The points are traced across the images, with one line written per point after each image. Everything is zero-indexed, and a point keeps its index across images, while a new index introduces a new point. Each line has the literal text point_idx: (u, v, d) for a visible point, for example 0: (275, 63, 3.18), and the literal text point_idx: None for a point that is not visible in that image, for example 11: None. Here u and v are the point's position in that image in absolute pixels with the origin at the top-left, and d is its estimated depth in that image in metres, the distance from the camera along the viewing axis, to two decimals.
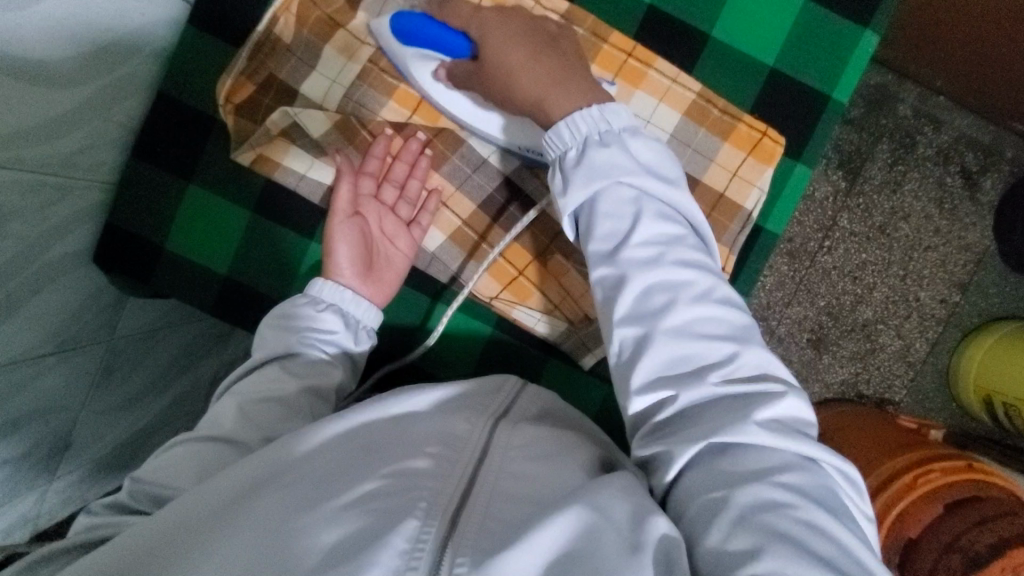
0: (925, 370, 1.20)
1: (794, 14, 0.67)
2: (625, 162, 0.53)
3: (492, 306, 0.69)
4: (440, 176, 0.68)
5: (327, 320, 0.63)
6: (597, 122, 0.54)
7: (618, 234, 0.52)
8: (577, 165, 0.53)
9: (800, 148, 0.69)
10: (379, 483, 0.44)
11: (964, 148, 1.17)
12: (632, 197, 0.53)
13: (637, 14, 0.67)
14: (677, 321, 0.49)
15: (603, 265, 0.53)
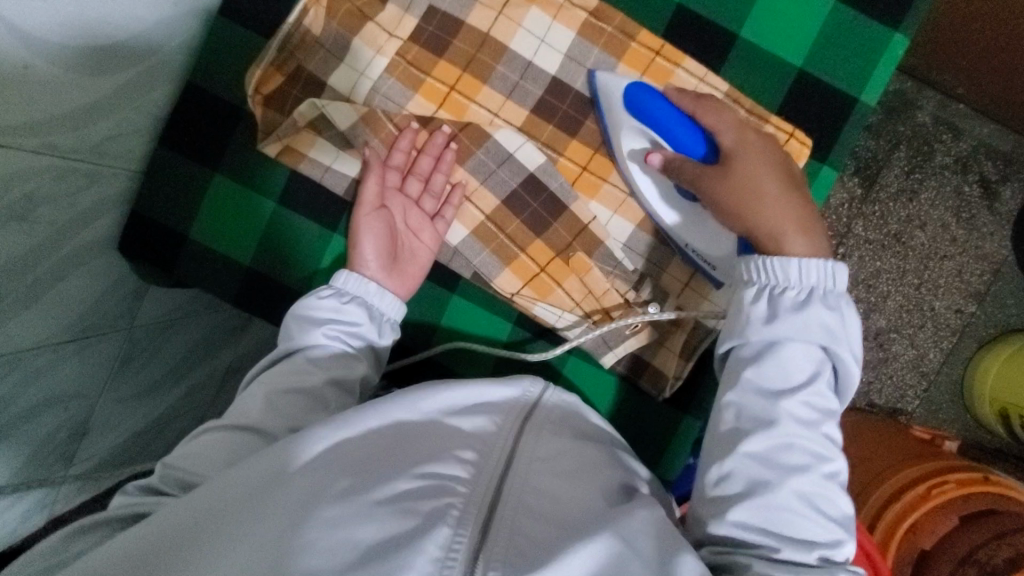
0: (939, 381, 1.19)
1: (822, 16, 0.66)
2: (834, 329, 0.55)
3: (513, 302, 0.68)
4: (464, 171, 0.68)
5: (350, 311, 0.63)
6: (824, 282, 0.56)
7: (791, 383, 0.54)
8: (794, 310, 0.55)
9: (826, 151, 0.68)
10: (412, 484, 0.45)
11: (984, 157, 1.16)
12: (815, 360, 0.55)
13: (664, 14, 0.67)
14: (808, 491, 0.52)
15: (756, 395, 0.54)
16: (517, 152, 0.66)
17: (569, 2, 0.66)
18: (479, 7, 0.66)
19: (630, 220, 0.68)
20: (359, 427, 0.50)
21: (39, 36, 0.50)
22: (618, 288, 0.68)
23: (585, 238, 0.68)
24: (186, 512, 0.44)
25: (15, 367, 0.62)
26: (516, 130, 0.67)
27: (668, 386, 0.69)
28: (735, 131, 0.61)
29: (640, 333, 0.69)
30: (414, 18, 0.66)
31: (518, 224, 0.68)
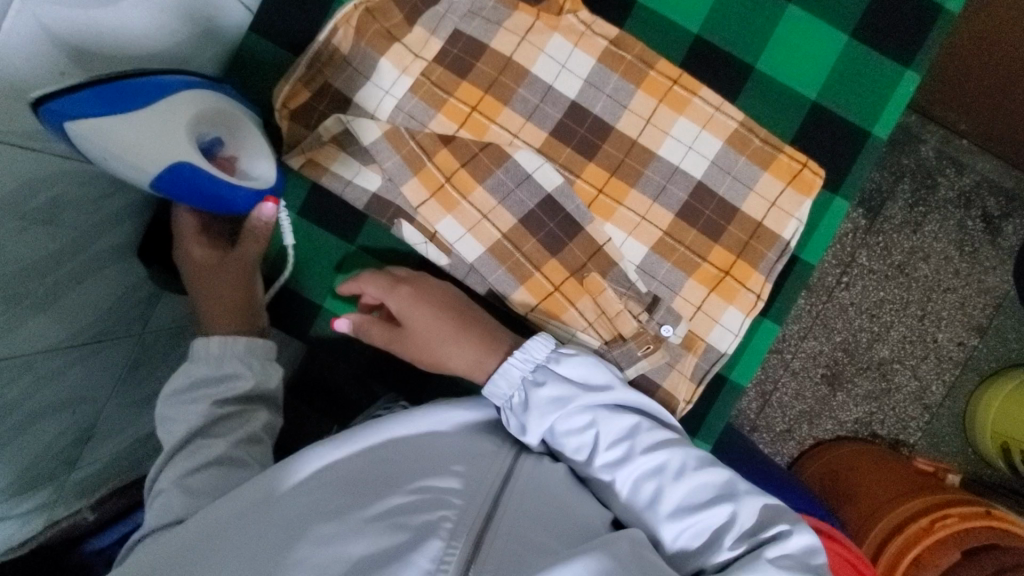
0: (940, 413, 1.19)
1: (837, 53, 0.68)
2: (564, 394, 0.59)
3: (526, 320, 0.69)
4: (483, 191, 0.68)
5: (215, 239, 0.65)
6: (523, 358, 0.60)
7: (588, 447, 0.59)
8: (525, 407, 0.59)
9: (838, 181, 0.69)
10: (408, 498, 0.50)
11: (985, 193, 1.17)
12: (581, 408, 0.59)
13: (684, 43, 0.69)
14: (685, 498, 0.56)
15: (590, 469, 0.60)
16: (535, 173, 0.68)
17: (591, 29, 0.68)
18: (503, 33, 0.68)
19: (645, 242, 0.69)
20: (356, 444, 0.54)
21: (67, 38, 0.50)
22: (630, 309, 0.68)
23: (599, 258, 0.69)
24: (211, 518, 0.49)
25: (30, 369, 0.63)
26: (535, 151, 0.68)
27: (679, 408, 0.69)
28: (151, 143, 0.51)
29: (653, 355, 0.68)
30: (439, 40, 0.67)
31: (534, 243, 0.69)
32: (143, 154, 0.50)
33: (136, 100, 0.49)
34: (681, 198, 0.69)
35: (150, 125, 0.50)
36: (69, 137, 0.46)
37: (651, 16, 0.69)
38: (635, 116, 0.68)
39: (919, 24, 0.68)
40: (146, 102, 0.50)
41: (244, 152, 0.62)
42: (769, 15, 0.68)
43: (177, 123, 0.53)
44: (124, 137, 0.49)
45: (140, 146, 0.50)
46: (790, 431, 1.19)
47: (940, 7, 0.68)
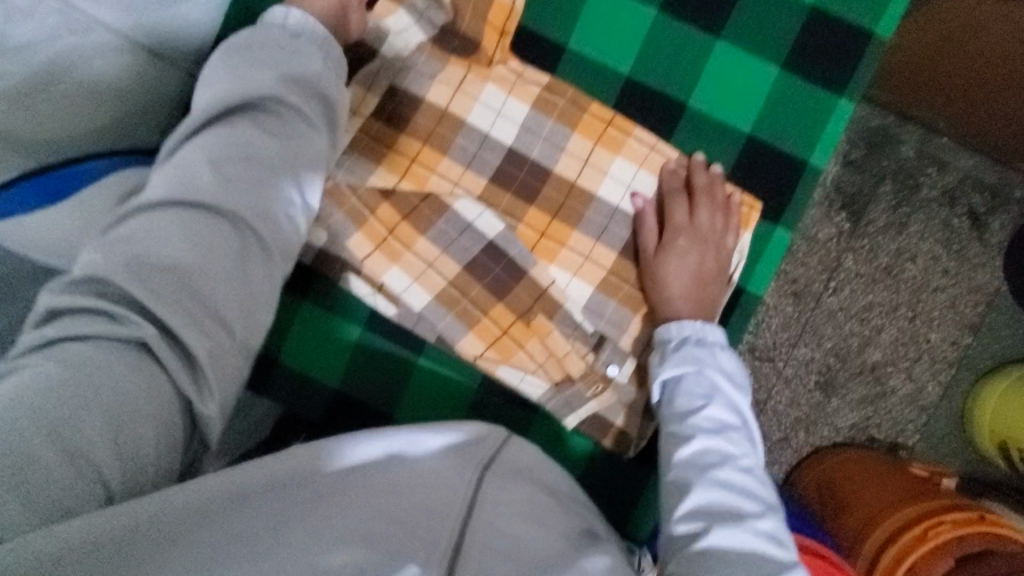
0: (937, 412, 1.13)
1: (768, 84, 0.69)
2: (714, 364, 0.63)
3: (477, 365, 0.70)
4: (425, 241, 0.69)
5: (270, 140, 0.52)
6: (701, 327, 0.65)
7: (692, 407, 0.61)
8: (678, 351, 0.64)
9: (780, 210, 0.70)
10: (390, 525, 0.43)
11: (969, 188, 1.11)
12: (715, 381, 0.62)
13: (616, 84, 0.70)
14: (725, 480, 0.55)
15: (673, 419, 0.61)
16: (476, 220, 0.69)
17: (523, 77, 0.69)
18: (437, 85, 0.69)
19: (590, 281, 0.70)
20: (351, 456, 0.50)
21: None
22: (578, 349, 0.69)
23: (545, 301, 0.69)
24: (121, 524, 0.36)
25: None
26: (475, 199, 0.69)
27: (632, 446, 0.69)
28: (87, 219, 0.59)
29: (601, 395, 0.69)
30: (376, 96, 0.69)
31: (480, 288, 0.69)
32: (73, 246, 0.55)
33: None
34: (622, 236, 0.70)
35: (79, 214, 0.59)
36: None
37: (582, 60, 0.70)
38: (572, 157, 0.69)
39: (849, 51, 0.69)
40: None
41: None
42: (698, 51, 0.69)
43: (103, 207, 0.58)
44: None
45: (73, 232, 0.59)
46: (786, 440, 1.13)
47: (869, 32, 0.69)
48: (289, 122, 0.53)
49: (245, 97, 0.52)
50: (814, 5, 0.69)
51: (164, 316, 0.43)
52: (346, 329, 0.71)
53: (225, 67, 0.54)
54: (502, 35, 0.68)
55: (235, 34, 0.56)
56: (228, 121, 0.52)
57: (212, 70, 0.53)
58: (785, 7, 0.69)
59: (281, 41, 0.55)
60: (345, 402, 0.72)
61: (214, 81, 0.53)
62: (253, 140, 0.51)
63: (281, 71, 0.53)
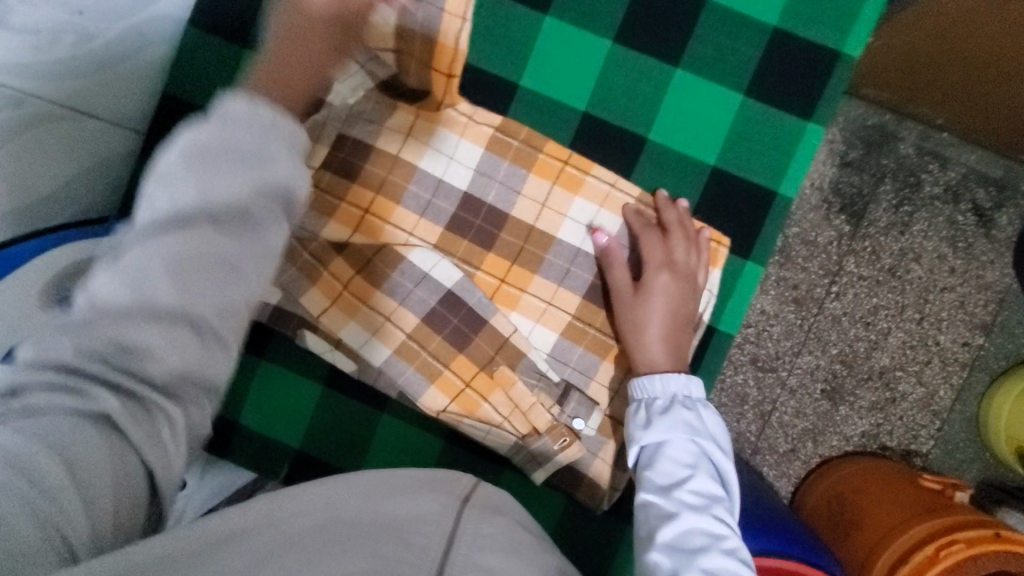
0: (953, 419, 1.01)
1: (731, 113, 0.66)
2: (702, 431, 0.58)
3: (441, 419, 0.67)
4: (381, 294, 0.67)
5: (228, 243, 0.36)
6: (685, 389, 0.60)
7: (675, 476, 0.55)
8: (663, 412, 0.59)
9: (750, 244, 0.66)
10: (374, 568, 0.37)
11: (974, 182, 0.99)
12: (698, 452, 0.57)
13: (571, 122, 0.67)
14: (711, 566, 0.48)
15: (654, 493, 0.55)
16: (432, 270, 0.66)
17: (473, 119, 0.67)
18: (386, 132, 0.67)
19: (553, 328, 0.67)
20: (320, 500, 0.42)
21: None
22: (543, 401, 0.66)
23: (507, 350, 0.67)
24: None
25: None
26: (431, 248, 0.67)
27: (605, 498, 0.66)
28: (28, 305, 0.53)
29: (569, 449, 0.65)
30: (324, 147, 0.67)
31: (440, 340, 0.67)
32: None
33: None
34: (586, 279, 0.67)
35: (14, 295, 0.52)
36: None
37: (535, 98, 0.67)
38: (529, 200, 0.67)
39: (816, 74, 0.65)
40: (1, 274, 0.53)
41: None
42: (655, 83, 0.66)
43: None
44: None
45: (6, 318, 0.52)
46: (793, 452, 1.01)
47: (837, 53, 0.65)
48: (258, 154, 0.36)
49: (198, 187, 0.36)
50: (775, 28, 0.65)
51: (124, 379, 0.35)
52: (307, 386, 0.70)
53: (188, 166, 0.36)
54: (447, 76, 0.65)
55: (182, 124, 0.36)
56: (201, 159, 0.35)
57: (176, 163, 0.35)
58: (746, 31, 0.65)
59: (234, 137, 0.36)
60: (311, 461, 0.70)
61: (166, 180, 0.36)
62: (211, 247, 0.36)
63: (242, 158, 0.36)
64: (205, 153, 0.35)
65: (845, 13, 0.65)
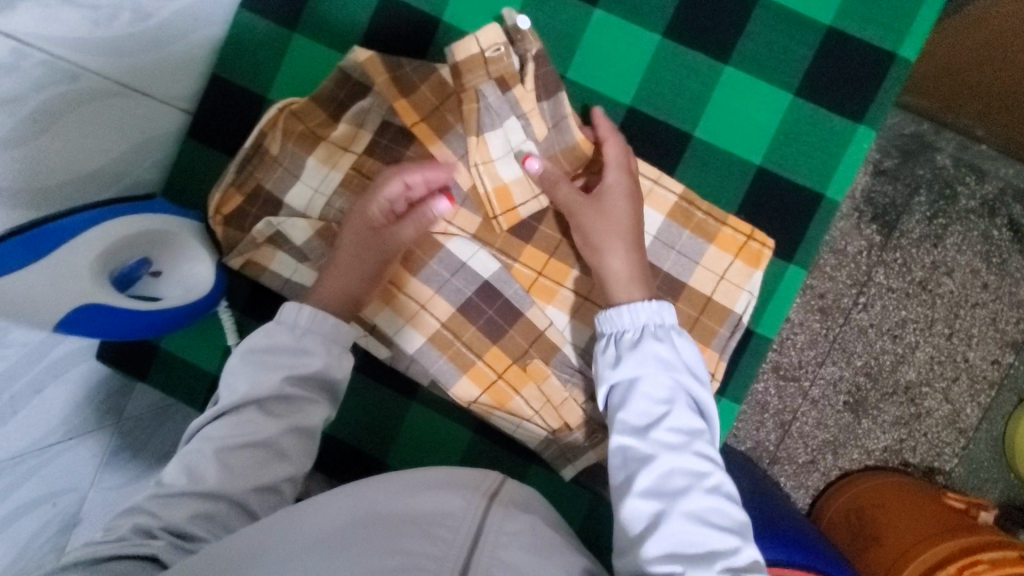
0: (978, 438, 0.97)
1: (780, 113, 0.65)
2: (677, 362, 0.55)
3: (471, 410, 0.67)
4: (417, 282, 0.67)
5: (299, 387, 0.58)
6: (656, 318, 0.57)
7: (651, 415, 0.53)
8: (635, 348, 0.56)
9: (793, 248, 0.65)
10: (392, 563, 0.43)
11: (1011, 199, 0.95)
12: (673, 385, 0.55)
13: (617, 116, 0.66)
14: (692, 507, 0.48)
15: (629, 433, 0.53)
16: (470, 260, 0.66)
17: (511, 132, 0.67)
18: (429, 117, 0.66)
19: (589, 323, 0.66)
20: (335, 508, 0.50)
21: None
22: (576, 396, 0.66)
23: (541, 344, 0.66)
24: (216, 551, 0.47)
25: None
26: (469, 238, 0.67)
27: None
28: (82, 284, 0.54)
29: (599, 445, 0.66)
30: (368, 133, 0.67)
31: (474, 331, 0.67)
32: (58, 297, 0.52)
33: (39, 250, 0.52)
34: None
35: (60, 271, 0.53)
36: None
37: (580, 91, 0.66)
38: None
39: (869, 76, 0.64)
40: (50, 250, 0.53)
41: (176, 259, 0.64)
42: (704, 81, 0.65)
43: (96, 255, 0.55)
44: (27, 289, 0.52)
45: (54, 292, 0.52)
46: (812, 464, 0.98)
47: (892, 55, 0.64)
48: (312, 350, 0.58)
49: (264, 393, 0.56)
50: (830, 27, 0.64)
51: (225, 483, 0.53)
52: None
53: (255, 363, 0.57)
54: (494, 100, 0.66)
55: (251, 334, 0.59)
56: (266, 352, 0.57)
57: (257, 352, 0.58)
58: (799, 30, 0.64)
59: (292, 337, 0.58)
60: (340, 446, 0.70)
61: (234, 376, 0.57)
62: (256, 426, 0.55)
63: (299, 337, 0.58)
64: (272, 346, 0.58)
65: (903, 14, 0.63)
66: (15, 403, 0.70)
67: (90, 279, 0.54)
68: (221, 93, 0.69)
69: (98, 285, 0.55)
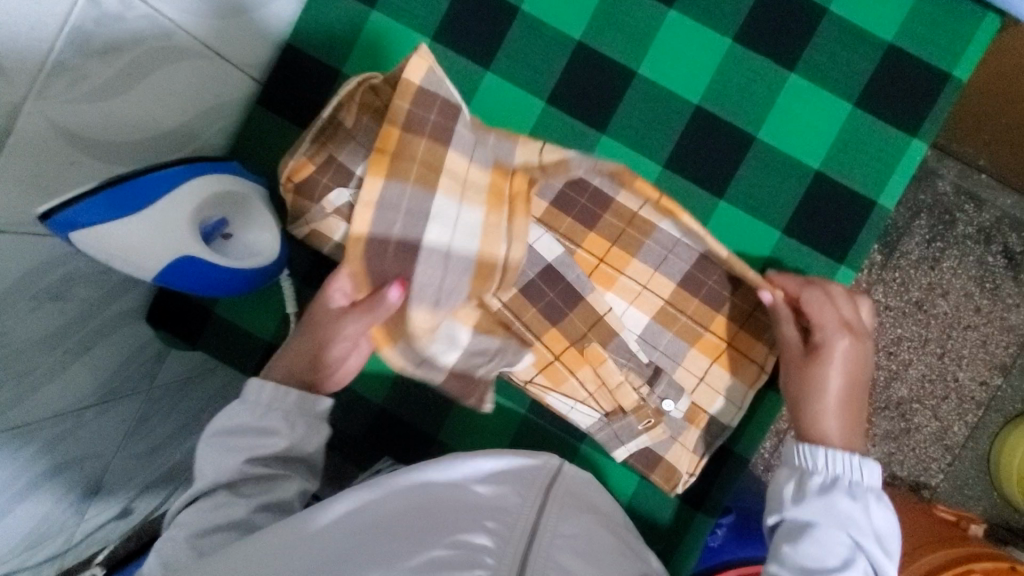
0: (965, 456, 1.00)
1: (839, 120, 0.68)
2: (863, 522, 0.55)
3: (525, 389, 0.69)
4: (494, 265, 0.66)
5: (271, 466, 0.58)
6: (853, 474, 0.57)
7: (824, 562, 0.54)
8: (821, 494, 0.56)
9: (844, 251, 0.68)
10: (445, 552, 0.46)
11: (1007, 228, 0.98)
12: (848, 544, 0.55)
13: (685, 112, 0.69)
14: None
15: (789, 569, 0.54)
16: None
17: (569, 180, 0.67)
18: None
19: (646, 310, 0.69)
20: (384, 490, 0.53)
21: (65, 118, 0.50)
22: (631, 381, 0.68)
23: (599, 328, 0.68)
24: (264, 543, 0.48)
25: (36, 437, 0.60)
26: (536, 222, 0.69)
27: (682, 482, 0.67)
28: (168, 242, 0.53)
29: (654, 429, 0.68)
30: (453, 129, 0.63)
31: (534, 312, 0.68)
32: (140, 252, 0.52)
33: (132, 206, 0.51)
34: (683, 267, 0.68)
35: (151, 227, 0.52)
36: (80, 244, 0.49)
37: (651, 87, 0.69)
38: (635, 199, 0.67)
39: (924, 93, 0.67)
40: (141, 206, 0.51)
41: (247, 225, 0.63)
42: (769, 85, 0.68)
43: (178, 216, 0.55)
44: (117, 241, 0.50)
45: (141, 245, 0.51)
46: None
47: (947, 74, 0.67)
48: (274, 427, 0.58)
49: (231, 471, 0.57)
50: (891, 44, 0.67)
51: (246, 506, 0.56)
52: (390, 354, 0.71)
53: (220, 448, 0.58)
54: (515, 200, 0.62)
55: (217, 416, 0.59)
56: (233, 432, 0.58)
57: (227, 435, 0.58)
58: (862, 45, 0.68)
59: (253, 417, 0.58)
60: (389, 419, 0.71)
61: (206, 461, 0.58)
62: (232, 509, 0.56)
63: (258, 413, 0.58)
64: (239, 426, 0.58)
65: (957, 37, 0.67)
66: (67, 359, 0.63)
67: (177, 240, 0.54)
68: (297, 66, 0.71)
69: (186, 244, 0.54)
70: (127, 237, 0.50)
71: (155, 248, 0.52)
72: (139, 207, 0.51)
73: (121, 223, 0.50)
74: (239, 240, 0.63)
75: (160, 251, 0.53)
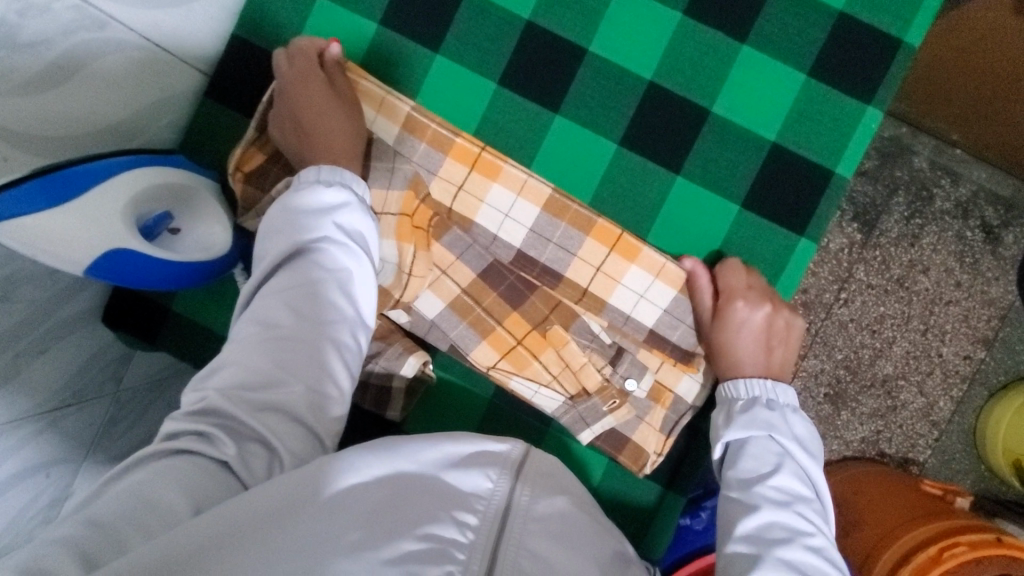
0: (951, 430, 1.00)
1: (793, 91, 0.67)
2: (785, 429, 0.56)
3: (489, 375, 0.68)
4: (440, 247, 0.68)
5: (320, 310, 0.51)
6: (767, 395, 0.59)
7: (759, 472, 0.52)
8: (745, 413, 0.58)
9: (805, 223, 0.67)
10: (417, 545, 0.39)
11: (983, 201, 0.98)
12: (779, 449, 0.54)
13: (639, 89, 0.68)
14: (792, 558, 0.45)
15: (735, 487, 0.53)
16: (504, 222, 0.69)
17: (532, 178, 0.67)
18: (439, 181, 0.68)
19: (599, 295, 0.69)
20: (365, 475, 0.44)
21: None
22: (596, 362, 0.69)
23: (561, 311, 0.70)
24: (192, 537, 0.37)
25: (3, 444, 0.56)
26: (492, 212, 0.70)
27: (649, 462, 0.68)
28: (96, 233, 0.52)
29: (619, 411, 0.67)
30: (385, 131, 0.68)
31: (495, 297, 0.69)
32: (68, 244, 0.50)
33: (57, 197, 0.51)
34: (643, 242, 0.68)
35: (75, 219, 0.51)
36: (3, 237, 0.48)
37: (604, 64, 0.68)
38: (584, 263, 0.68)
39: (878, 59, 0.67)
40: (66, 200, 0.51)
41: (194, 219, 0.63)
42: (722, 58, 0.67)
43: (109, 207, 0.54)
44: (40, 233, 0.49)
45: (68, 239, 0.51)
46: None
47: (899, 41, 0.67)
48: (283, 360, 0.48)
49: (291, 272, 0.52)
50: (842, 12, 0.67)
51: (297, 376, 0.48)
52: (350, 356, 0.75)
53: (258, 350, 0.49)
54: (418, 228, 0.67)
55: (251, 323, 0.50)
56: (264, 314, 0.50)
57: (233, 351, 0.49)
58: (814, 14, 0.67)
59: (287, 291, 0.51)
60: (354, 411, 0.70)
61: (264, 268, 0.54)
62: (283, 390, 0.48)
63: (293, 299, 0.51)
64: (266, 332, 0.49)
65: (908, 3, 0.67)
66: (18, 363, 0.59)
67: (105, 232, 0.53)
68: (243, 58, 0.70)
69: (116, 237, 0.53)
70: (49, 230, 0.50)
71: (82, 241, 0.51)
72: (62, 200, 0.50)
73: (44, 215, 0.49)
74: (188, 235, 0.62)
75: (88, 245, 0.52)
